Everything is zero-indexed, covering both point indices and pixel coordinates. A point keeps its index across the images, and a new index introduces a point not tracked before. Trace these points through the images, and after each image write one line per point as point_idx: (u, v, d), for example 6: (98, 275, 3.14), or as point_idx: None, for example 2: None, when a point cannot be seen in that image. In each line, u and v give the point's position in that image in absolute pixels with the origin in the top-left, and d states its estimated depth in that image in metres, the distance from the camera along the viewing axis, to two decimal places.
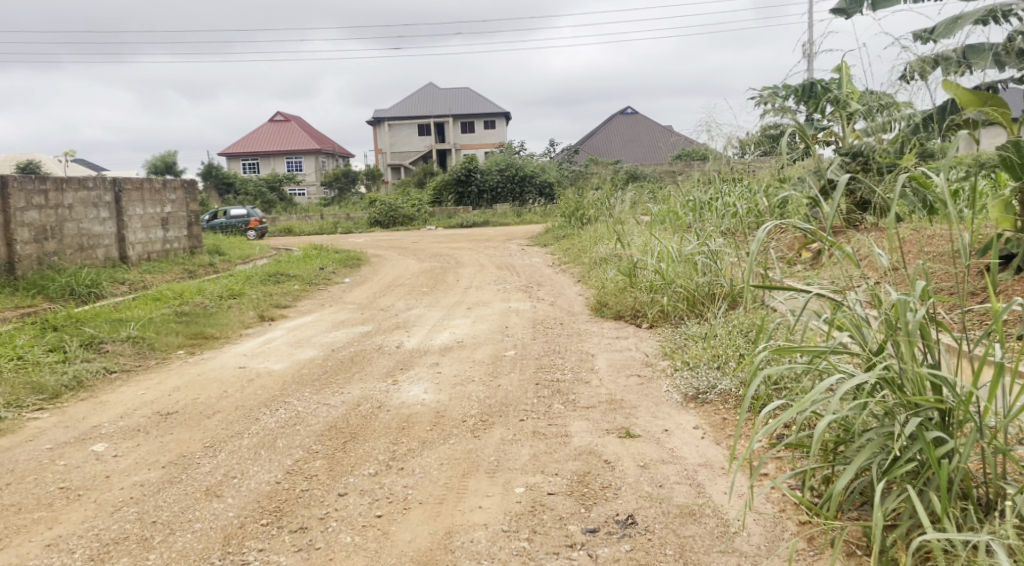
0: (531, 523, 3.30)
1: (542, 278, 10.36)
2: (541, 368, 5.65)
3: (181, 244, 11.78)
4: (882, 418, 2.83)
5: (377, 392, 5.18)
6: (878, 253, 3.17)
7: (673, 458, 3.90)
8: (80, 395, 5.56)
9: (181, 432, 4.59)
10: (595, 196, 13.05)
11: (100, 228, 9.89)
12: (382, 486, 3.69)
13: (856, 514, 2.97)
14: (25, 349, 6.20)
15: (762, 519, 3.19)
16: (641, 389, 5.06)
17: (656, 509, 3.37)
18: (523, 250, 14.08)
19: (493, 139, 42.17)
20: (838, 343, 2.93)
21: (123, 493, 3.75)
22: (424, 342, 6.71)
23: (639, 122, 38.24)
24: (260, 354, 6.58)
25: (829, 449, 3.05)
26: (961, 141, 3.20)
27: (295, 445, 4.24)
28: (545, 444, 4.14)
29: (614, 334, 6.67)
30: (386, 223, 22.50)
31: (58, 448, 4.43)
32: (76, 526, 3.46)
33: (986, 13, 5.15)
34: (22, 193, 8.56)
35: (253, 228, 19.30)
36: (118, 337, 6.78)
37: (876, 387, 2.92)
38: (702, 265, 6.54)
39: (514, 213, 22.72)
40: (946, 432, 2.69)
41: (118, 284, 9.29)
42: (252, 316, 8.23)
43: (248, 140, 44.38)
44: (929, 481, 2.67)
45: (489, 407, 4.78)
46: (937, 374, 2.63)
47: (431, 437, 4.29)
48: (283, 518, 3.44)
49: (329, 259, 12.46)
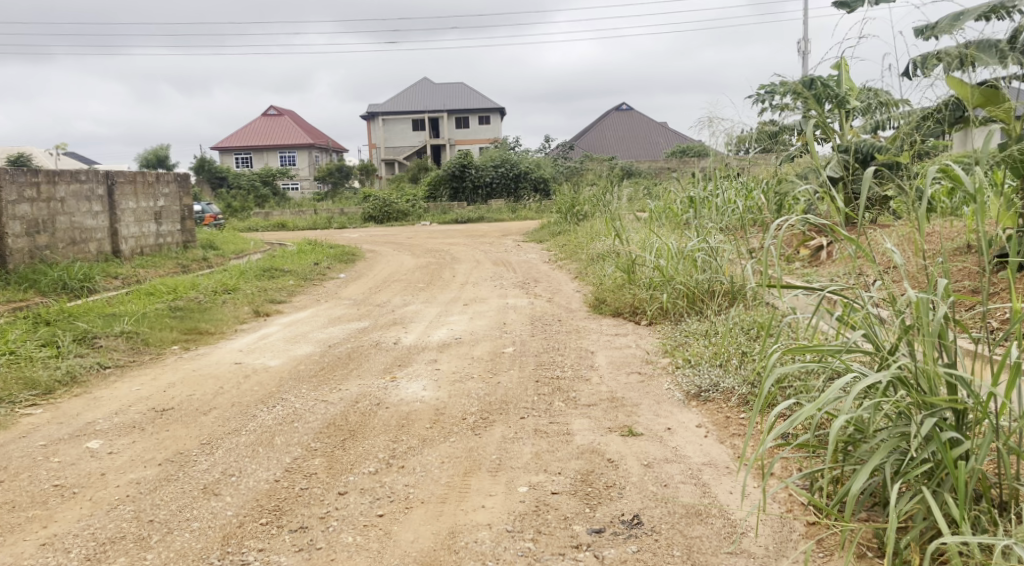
0: (536, 523, 3.25)
1: (539, 275, 10.31)
2: (540, 365, 5.60)
3: (174, 238, 11.69)
4: (895, 418, 2.80)
5: (375, 389, 5.12)
6: (891, 249, 3.14)
7: (676, 457, 3.86)
8: (73, 391, 5.49)
9: (177, 429, 4.52)
10: (591, 192, 13.01)
11: (92, 222, 9.79)
12: (382, 484, 3.64)
13: (867, 515, 2.95)
14: (18, 344, 6.11)
15: (769, 520, 3.16)
16: (642, 387, 5.02)
17: (661, 509, 3.33)
18: (518, 246, 14.02)
19: (488, 134, 42.11)
20: (851, 343, 2.89)
21: (119, 491, 3.68)
22: (422, 338, 6.67)
23: (633, 118, 38.22)
24: (256, 350, 6.51)
25: (840, 450, 3.01)
26: (992, 138, 3.33)
27: (294, 443, 4.19)
28: (546, 443, 4.09)
29: (613, 331, 6.63)
30: (380, 219, 22.35)
31: (51, 445, 4.36)
32: (72, 525, 3.39)
33: (988, 10, 5.12)
34: (14, 186, 8.46)
35: (207, 223, 19.24)
36: (111, 333, 6.71)
37: (889, 387, 2.89)
38: (702, 262, 6.50)
39: (509, 209, 22.64)
40: (961, 432, 2.66)
41: (111, 279, 9.20)
42: (247, 311, 8.16)
43: (240, 134, 44.15)
44: (942, 483, 2.64)
45: (489, 404, 4.73)
46: (954, 374, 2.60)
47: (431, 435, 4.24)
48: (283, 517, 3.38)
49: (324, 255, 12.38)
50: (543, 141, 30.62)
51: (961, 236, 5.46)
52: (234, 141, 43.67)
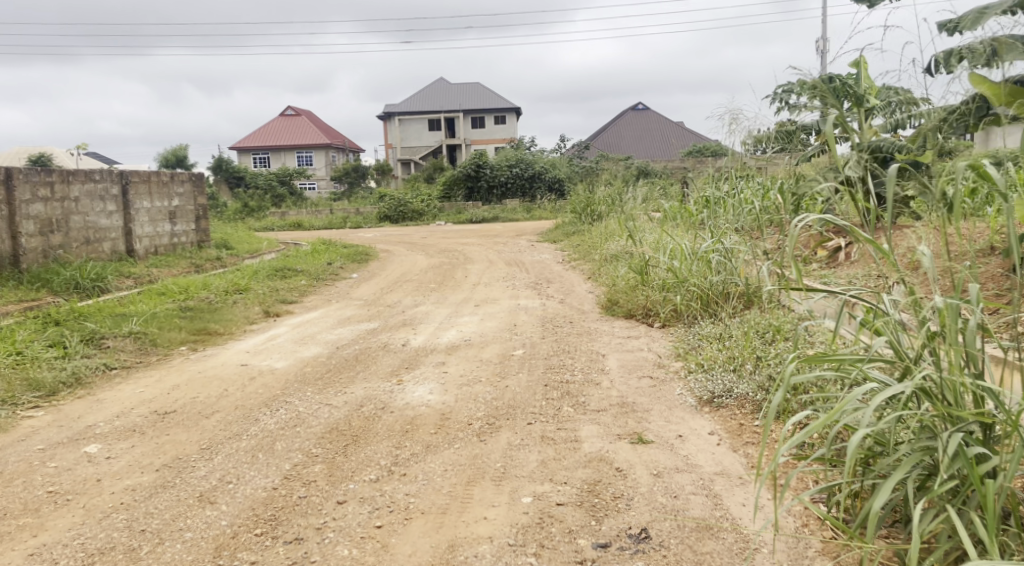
0: (539, 536, 3.13)
1: (552, 275, 10.16)
2: (550, 368, 5.46)
3: (188, 238, 11.64)
4: (919, 431, 2.67)
5: (380, 393, 5.01)
6: (917, 250, 2.99)
7: (688, 467, 3.72)
8: (78, 393, 5.41)
9: (178, 433, 4.43)
10: (606, 192, 12.89)
11: (106, 221, 9.76)
12: (382, 493, 3.53)
13: (887, 532, 2.83)
14: (24, 345, 6.04)
15: (785, 536, 3.04)
16: (653, 392, 4.88)
17: (671, 522, 3.20)
18: (533, 247, 13.88)
19: (503, 134, 42.08)
20: (873, 350, 2.76)
21: (114, 498, 3.60)
22: (430, 340, 6.55)
23: (651, 118, 37.98)
24: (263, 351, 6.43)
25: (860, 463, 2.89)
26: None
27: (294, 448, 4.08)
28: (554, 450, 3.97)
29: (625, 334, 6.48)
30: (395, 218, 22.26)
31: (50, 448, 4.28)
32: (62, 533, 3.31)
33: (1017, 4, 4.91)
34: (27, 185, 8.44)
35: None
36: (119, 333, 6.64)
37: (911, 398, 2.76)
38: (716, 263, 6.35)
39: (524, 209, 22.52)
40: (989, 447, 2.53)
41: (123, 278, 9.15)
42: (257, 312, 8.08)
43: (257, 134, 44.26)
44: (968, 500, 2.52)
45: (496, 409, 4.61)
46: (983, 385, 2.47)
47: (436, 441, 4.13)
48: (278, 528, 3.28)
49: (337, 255, 12.31)
50: (559, 142, 30.48)
51: (981, 238, 5.29)
52: (251, 141, 43.77)
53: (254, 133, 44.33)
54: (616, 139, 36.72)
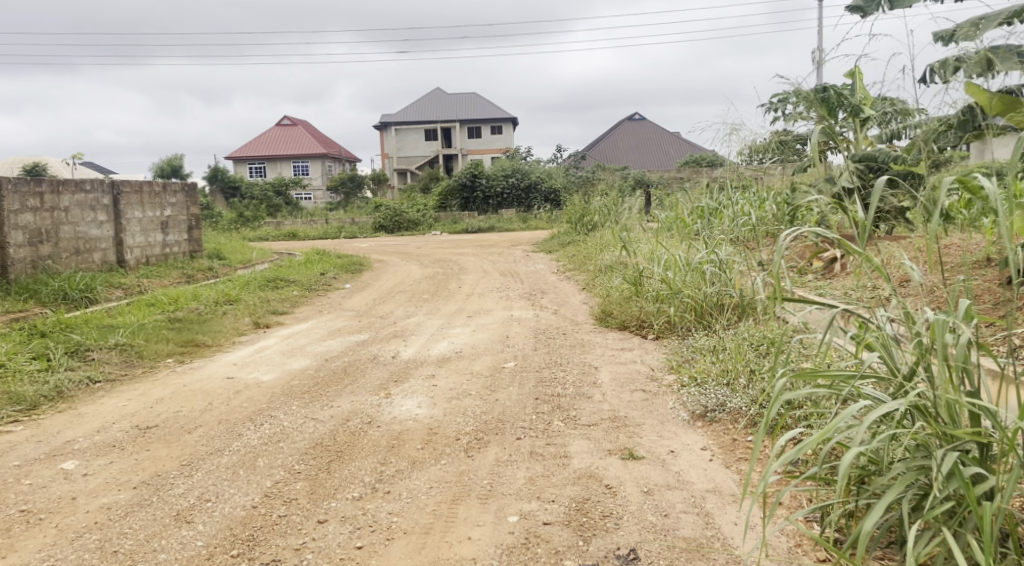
0: (523, 558, 3.04)
1: (546, 286, 10.07)
2: (541, 382, 5.36)
3: (181, 248, 11.53)
4: (915, 449, 2.59)
5: (368, 406, 4.91)
6: (909, 264, 2.91)
7: (679, 483, 3.63)
8: (59, 406, 5.30)
9: (159, 448, 4.33)
10: (602, 202, 12.80)
11: (96, 231, 9.66)
12: (365, 512, 3.43)
13: (882, 553, 2.74)
14: (8, 357, 5.93)
15: (778, 556, 2.94)
16: (646, 405, 4.79)
17: (660, 543, 3.11)
18: (528, 257, 13.79)
19: (499, 144, 42.15)
20: (866, 366, 2.69)
21: (88, 517, 3.49)
22: (421, 352, 6.46)
23: (648, 129, 37.93)
24: (250, 363, 6.32)
25: (855, 482, 2.80)
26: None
27: (276, 465, 3.98)
28: (542, 466, 3.87)
29: (618, 346, 6.39)
30: (390, 228, 22.13)
31: (26, 465, 4.17)
32: (31, 555, 3.20)
33: (1011, 14, 4.85)
34: (16, 195, 8.34)
35: None
36: (105, 345, 6.53)
37: (907, 416, 2.67)
38: (710, 274, 6.27)
39: (519, 220, 22.43)
40: (986, 466, 2.45)
41: (113, 289, 9.04)
42: (247, 323, 7.97)
43: (253, 144, 44.18)
44: (965, 522, 2.43)
45: (485, 424, 4.51)
46: (977, 404, 2.39)
47: (422, 456, 4.03)
48: (255, 548, 3.18)
49: (331, 265, 12.20)
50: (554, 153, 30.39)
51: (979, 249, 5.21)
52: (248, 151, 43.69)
53: (251, 143, 44.26)
54: (612, 150, 36.64)
